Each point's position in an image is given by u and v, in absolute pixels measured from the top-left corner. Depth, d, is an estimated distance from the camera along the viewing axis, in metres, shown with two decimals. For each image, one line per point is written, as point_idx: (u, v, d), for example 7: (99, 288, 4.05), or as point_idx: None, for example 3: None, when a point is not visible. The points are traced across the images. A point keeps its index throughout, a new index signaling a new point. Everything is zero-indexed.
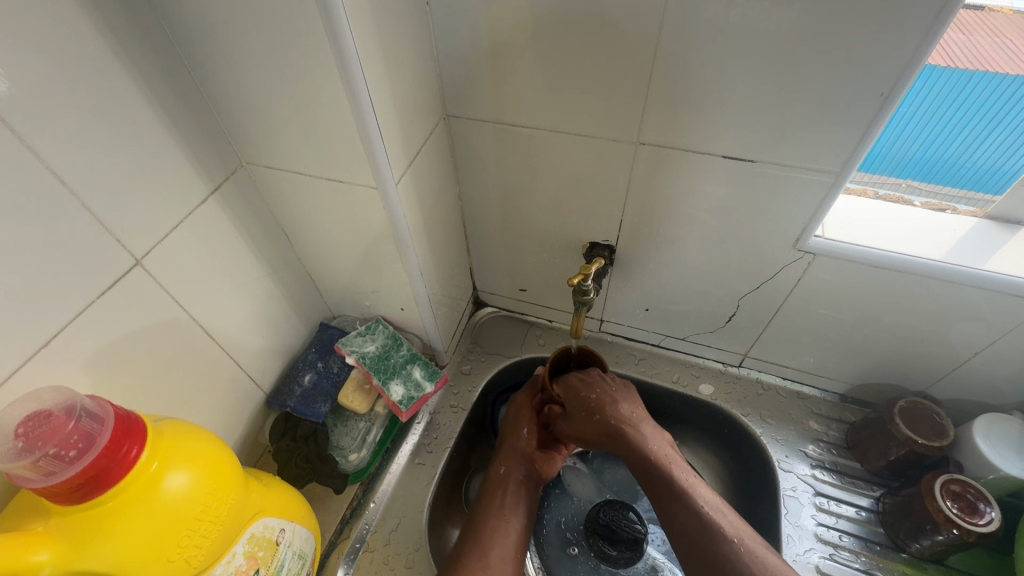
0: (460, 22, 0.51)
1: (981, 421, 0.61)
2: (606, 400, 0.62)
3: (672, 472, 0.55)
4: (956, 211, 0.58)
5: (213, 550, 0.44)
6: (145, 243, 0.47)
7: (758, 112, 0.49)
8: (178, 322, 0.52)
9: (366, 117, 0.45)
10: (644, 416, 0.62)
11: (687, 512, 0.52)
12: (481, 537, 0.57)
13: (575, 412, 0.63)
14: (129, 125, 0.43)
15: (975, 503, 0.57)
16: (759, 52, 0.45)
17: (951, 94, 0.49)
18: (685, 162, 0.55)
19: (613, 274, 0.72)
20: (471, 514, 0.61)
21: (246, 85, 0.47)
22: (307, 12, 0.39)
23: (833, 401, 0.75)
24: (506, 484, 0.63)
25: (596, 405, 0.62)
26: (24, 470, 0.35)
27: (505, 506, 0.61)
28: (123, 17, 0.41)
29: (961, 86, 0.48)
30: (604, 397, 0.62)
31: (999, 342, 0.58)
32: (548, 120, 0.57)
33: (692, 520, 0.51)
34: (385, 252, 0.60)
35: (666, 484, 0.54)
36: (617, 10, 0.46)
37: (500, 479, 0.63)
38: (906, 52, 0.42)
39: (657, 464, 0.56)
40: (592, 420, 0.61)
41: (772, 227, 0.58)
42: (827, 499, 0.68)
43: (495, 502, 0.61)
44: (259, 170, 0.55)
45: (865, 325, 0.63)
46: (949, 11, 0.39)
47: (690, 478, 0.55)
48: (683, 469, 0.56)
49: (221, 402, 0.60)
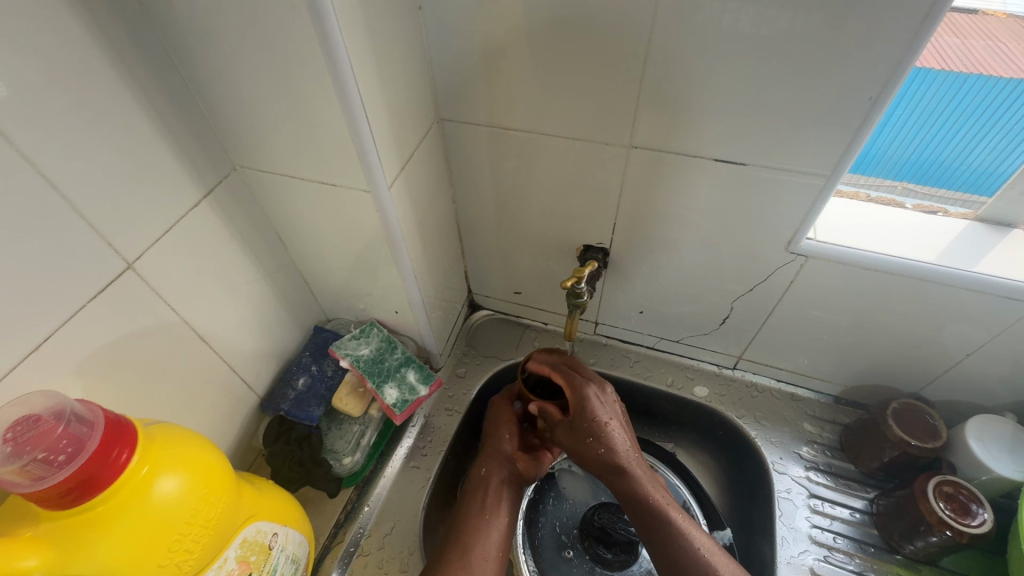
0: (453, 27, 0.52)
1: (973, 422, 0.62)
2: (609, 428, 0.59)
3: (670, 514, 0.54)
4: (947, 213, 0.59)
5: (205, 555, 0.44)
6: (137, 247, 0.47)
7: (749, 114, 0.49)
8: (170, 326, 0.52)
9: (358, 121, 0.45)
10: (637, 452, 0.60)
11: (686, 553, 0.51)
12: (463, 536, 0.58)
13: (579, 430, 0.59)
14: (121, 129, 0.43)
15: (967, 504, 0.57)
16: (749, 54, 0.45)
17: (946, 96, 0.49)
18: (678, 165, 0.55)
19: (607, 276, 0.72)
20: (454, 514, 0.62)
21: (238, 89, 0.47)
22: (298, 16, 0.39)
23: (827, 402, 0.75)
24: (488, 484, 0.63)
25: (602, 430, 0.58)
26: (12, 475, 0.35)
27: (487, 506, 0.61)
28: (115, 22, 0.41)
29: (956, 89, 0.48)
30: (610, 425, 0.59)
31: (991, 344, 0.58)
32: (541, 123, 0.57)
33: (692, 562, 0.50)
34: (379, 255, 0.60)
35: (664, 524, 0.53)
36: (609, 14, 0.46)
37: (482, 480, 0.64)
38: (894, 55, 0.42)
39: (655, 505, 0.55)
40: (595, 445, 0.58)
41: (764, 229, 0.58)
42: (821, 501, 0.68)
43: (478, 500, 0.61)
44: (253, 173, 0.55)
45: (858, 326, 0.63)
46: (936, 15, 0.39)
47: (686, 520, 0.54)
48: (677, 510, 0.56)
49: (214, 405, 0.60)
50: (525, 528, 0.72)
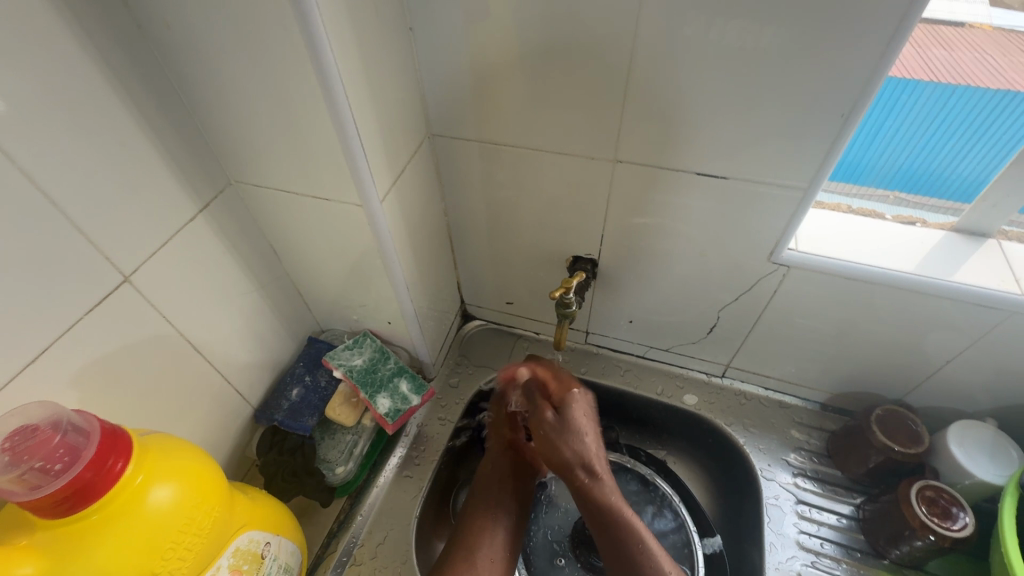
0: (443, 46, 0.54)
1: (955, 428, 0.63)
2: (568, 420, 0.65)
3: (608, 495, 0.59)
4: (926, 223, 0.60)
5: (197, 564, 0.44)
6: (134, 261, 0.48)
7: (730, 129, 0.51)
8: (166, 337, 0.53)
9: (350, 138, 0.47)
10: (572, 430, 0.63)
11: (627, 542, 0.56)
12: (469, 539, 0.61)
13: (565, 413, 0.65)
14: (119, 147, 0.44)
15: (948, 508, 0.58)
16: (727, 73, 0.47)
17: (935, 107, 0.51)
18: (662, 179, 0.57)
19: (596, 287, 0.73)
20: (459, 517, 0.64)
21: (234, 108, 0.48)
22: (293, 38, 0.40)
23: (814, 409, 0.76)
24: (495, 481, 0.66)
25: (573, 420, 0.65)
26: (9, 484, 0.36)
27: (493, 504, 0.64)
28: (114, 44, 0.42)
29: (944, 100, 0.50)
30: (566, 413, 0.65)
31: (970, 350, 0.59)
32: (529, 138, 0.58)
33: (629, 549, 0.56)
34: (371, 268, 0.61)
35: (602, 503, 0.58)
36: (592, 35, 0.48)
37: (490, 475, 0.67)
38: (864, 71, 0.44)
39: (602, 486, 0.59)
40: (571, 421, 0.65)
41: (747, 241, 0.59)
42: (808, 507, 0.69)
43: (484, 499, 0.64)
44: (247, 188, 0.57)
45: (843, 333, 0.65)
46: (902, 33, 0.41)
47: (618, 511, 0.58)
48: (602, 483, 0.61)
49: (207, 416, 0.61)
50: None
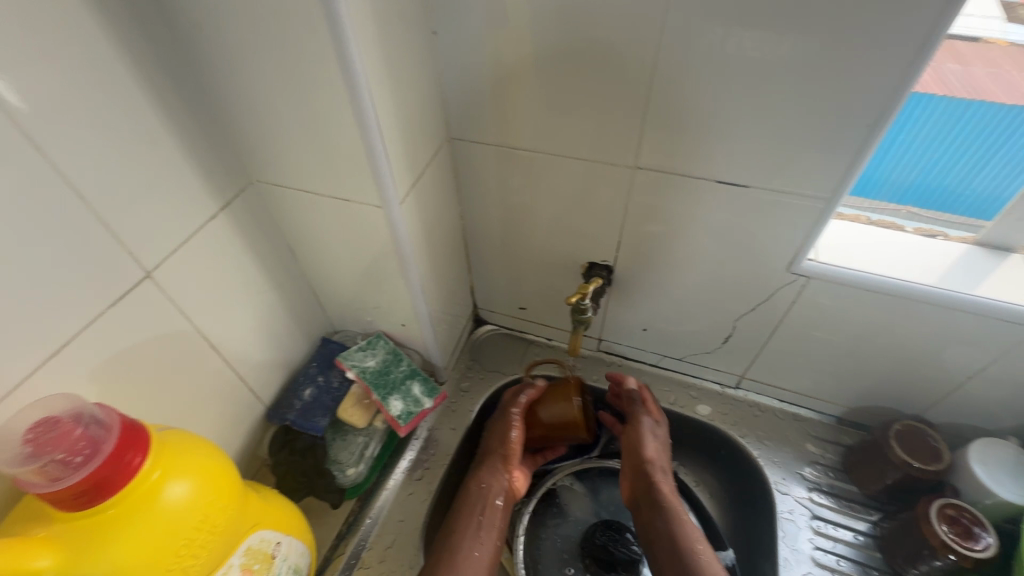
0: (464, 48, 0.54)
1: (976, 446, 0.62)
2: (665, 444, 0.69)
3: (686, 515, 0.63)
4: (947, 236, 0.59)
5: (211, 561, 0.44)
6: (155, 257, 0.48)
7: (751, 137, 0.50)
8: (184, 333, 0.53)
9: (372, 138, 0.47)
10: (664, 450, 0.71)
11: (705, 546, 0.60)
12: (457, 556, 0.58)
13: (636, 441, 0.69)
14: (145, 144, 0.45)
15: (970, 527, 0.57)
16: (750, 80, 0.46)
17: (950, 122, 0.50)
18: (681, 187, 0.57)
19: (611, 294, 0.73)
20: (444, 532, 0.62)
21: (257, 106, 0.49)
22: (319, 38, 0.41)
23: (829, 423, 0.75)
24: (487, 500, 0.64)
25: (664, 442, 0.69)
26: (30, 475, 0.36)
27: (482, 527, 0.62)
28: (142, 40, 0.43)
29: (959, 115, 0.49)
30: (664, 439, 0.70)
31: (992, 367, 0.58)
32: (548, 144, 0.58)
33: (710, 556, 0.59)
34: (388, 270, 0.61)
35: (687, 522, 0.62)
36: (615, 39, 0.48)
37: (482, 495, 0.65)
38: (890, 81, 0.43)
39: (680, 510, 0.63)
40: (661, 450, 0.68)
41: (766, 251, 0.59)
42: (823, 523, 0.68)
43: (473, 519, 0.63)
44: (268, 187, 0.57)
45: (860, 347, 0.64)
46: (930, 44, 0.40)
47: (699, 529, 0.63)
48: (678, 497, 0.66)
49: (220, 413, 0.61)
50: (525, 543, 0.72)
